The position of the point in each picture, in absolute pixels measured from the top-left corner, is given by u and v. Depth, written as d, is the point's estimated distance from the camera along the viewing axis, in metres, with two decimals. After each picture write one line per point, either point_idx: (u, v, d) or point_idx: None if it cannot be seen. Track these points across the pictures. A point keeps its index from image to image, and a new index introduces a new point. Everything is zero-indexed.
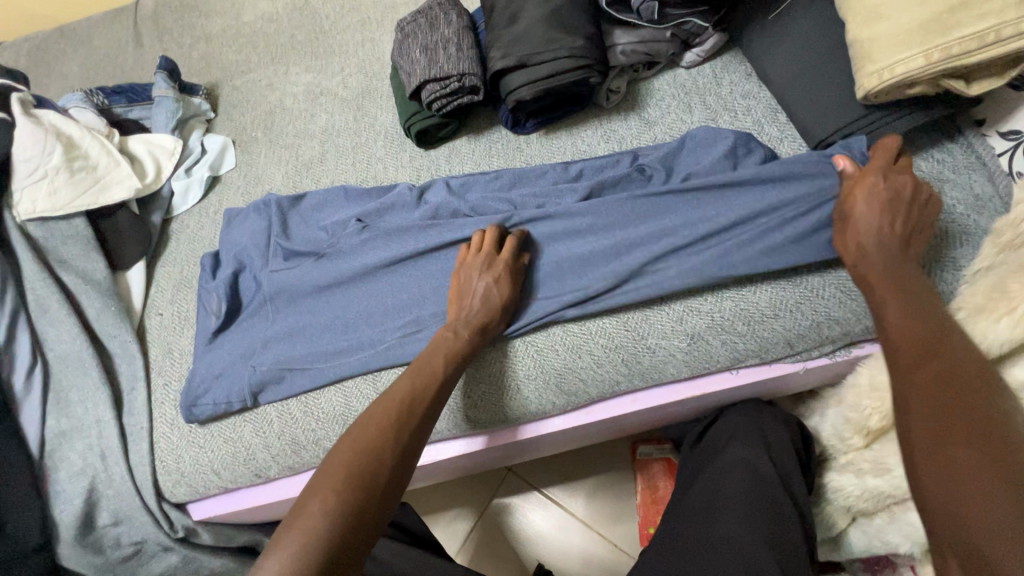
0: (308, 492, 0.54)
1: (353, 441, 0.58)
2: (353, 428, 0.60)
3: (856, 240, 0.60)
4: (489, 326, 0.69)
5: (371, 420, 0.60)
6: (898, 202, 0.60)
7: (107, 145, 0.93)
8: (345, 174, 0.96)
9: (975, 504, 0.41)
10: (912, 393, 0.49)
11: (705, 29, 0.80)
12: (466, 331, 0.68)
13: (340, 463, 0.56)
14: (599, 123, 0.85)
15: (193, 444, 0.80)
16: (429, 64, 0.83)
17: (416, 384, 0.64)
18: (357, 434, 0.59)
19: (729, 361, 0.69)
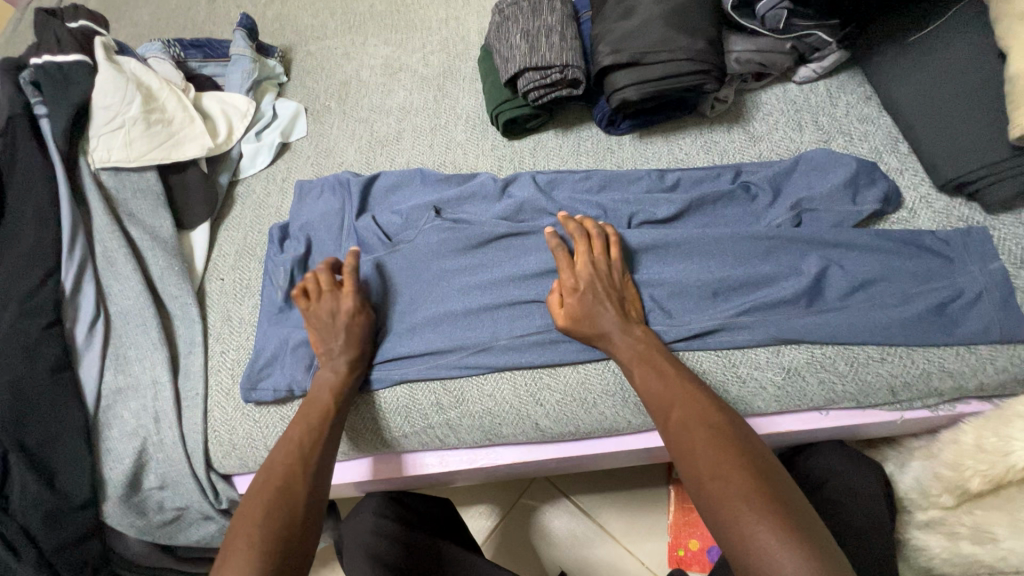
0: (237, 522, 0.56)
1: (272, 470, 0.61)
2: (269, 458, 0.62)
3: (595, 322, 0.64)
4: (352, 340, 0.70)
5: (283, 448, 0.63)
6: (606, 283, 0.66)
7: (184, 100, 0.91)
8: (421, 156, 0.93)
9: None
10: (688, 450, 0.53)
11: (829, 44, 0.75)
12: (344, 367, 0.69)
13: (249, 508, 0.57)
14: (700, 132, 0.81)
15: (249, 417, 0.78)
16: (530, 50, 0.79)
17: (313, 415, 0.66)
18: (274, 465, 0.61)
19: (824, 402, 0.65)
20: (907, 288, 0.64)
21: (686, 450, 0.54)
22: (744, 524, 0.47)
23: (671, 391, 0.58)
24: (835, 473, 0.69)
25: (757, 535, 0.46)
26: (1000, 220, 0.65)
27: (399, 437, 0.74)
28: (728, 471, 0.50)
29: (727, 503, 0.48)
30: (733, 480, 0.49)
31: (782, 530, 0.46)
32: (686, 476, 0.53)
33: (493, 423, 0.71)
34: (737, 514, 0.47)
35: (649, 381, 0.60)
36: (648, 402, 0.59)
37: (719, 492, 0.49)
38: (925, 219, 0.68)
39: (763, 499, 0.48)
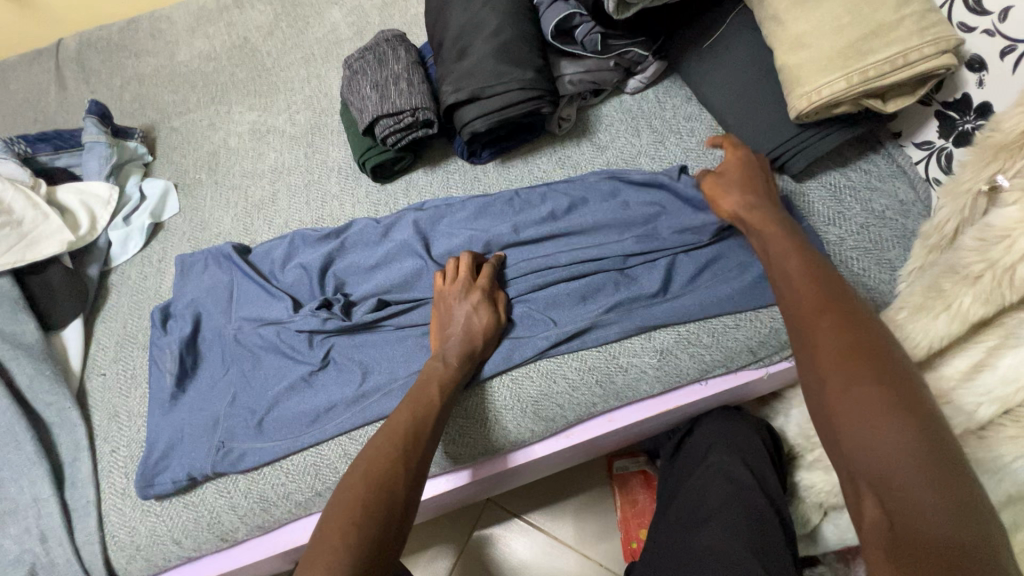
0: (324, 527, 0.52)
1: (363, 469, 0.57)
2: (362, 457, 0.59)
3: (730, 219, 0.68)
4: (476, 334, 0.70)
5: (381, 448, 0.59)
6: (481, 288, 0.72)
7: (34, 198, 0.88)
8: (300, 213, 0.93)
9: (900, 505, 0.39)
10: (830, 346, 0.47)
11: (646, 58, 0.84)
12: (455, 360, 0.68)
13: (350, 492, 0.55)
14: (554, 150, 0.87)
15: (147, 515, 0.74)
16: (381, 99, 0.82)
17: (418, 409, 0.63)
18: (368, 463, 0.58)
19: (699, 373, 0.71)
20: (741, 261, 0.72)
21: (832, 345, 0.47)
22: (882, 434, 0.41)
23: (819, 295, 0.51)
24: (722, 438, 0.79)
25: (892, 446, 0.40)
26: (807, 186, 0.75)
27: (312, 497, 0.72)
28: (864, 376, 0.44)
29: (870, 411, 0.42)
30: (883, 389, 0.42)
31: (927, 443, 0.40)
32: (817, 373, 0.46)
33: None
34: (874, 423, 0.41)
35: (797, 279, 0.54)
36: (795, 301, 0.52)
37: (859, 397, 0.43)
38: None
39: (917, 409, 0.41)
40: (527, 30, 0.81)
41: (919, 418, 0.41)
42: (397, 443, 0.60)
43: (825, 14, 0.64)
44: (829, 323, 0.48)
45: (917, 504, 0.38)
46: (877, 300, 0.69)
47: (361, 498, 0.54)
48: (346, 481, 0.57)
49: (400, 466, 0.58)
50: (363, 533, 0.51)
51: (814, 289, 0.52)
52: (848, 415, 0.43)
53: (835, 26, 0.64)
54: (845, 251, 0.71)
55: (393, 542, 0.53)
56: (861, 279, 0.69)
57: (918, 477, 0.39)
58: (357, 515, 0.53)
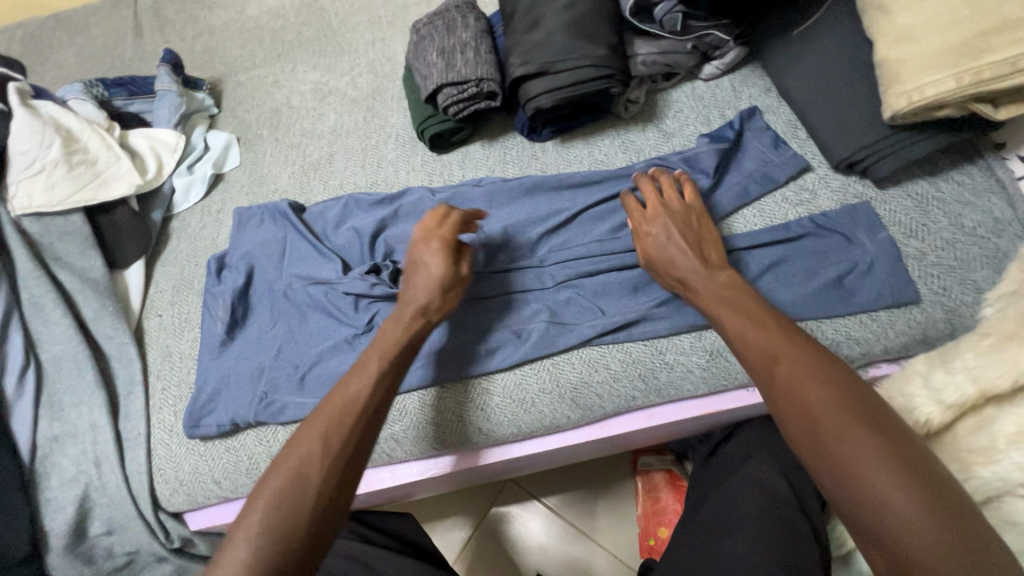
0: (238, 517, 0.50)
1: (297, 450, 0.53)
2: (313, 436, 0.54)
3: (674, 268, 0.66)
4: (433, 281, 0.68)
5: (323, 432, 0.54)
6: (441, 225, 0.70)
7: (107, 139, 0.91)
8: (354, 176, 0.94)
9: (899, 548, 0.42)
10: (799, 398, 0.50)
11: (726, 42, 0.80)
12: (434, 300, 0.67)
13: (275, 480, 0.52)
14: (617, 133, 0.84)
15: (191, 452, 0.77)
16: (446, 67, 0.81)
17: (374, 393, 0.58)
18: (314, 446, 0.53)
19: (746, 378, 0.69)
20: (804, 266, 0.69)
21: (801, 402, 0.50)
22: (870, 484, 0.44)
23: (778, 342, 0.54)
24: (761, 446, 0.76)
25: (887, 491, 0.43)
26: (890, 194, 0.70)
27: None
28: (836, 422, 0.47)
29: (848, 459, 0.45)
30: (861, 434, 0.46)
31: (907, 479, 0.43)
32: (799, 433, 0.49)
33: (437, 433, 0.72)
34: (862, 471, 0.45)
35: (743, 334, 0.57)
36: (748, 355, 0.56)
37: (843, 446, 0.46)
38: (825, 198, 0.72)
39: (897, 446, 0.45)
40: (604, 5, 0.78)
41: (903, 453, 0.45)
42: (320, 425, 0.55)
43: (940, 4, 0.59)
44: (794, 372, 0.51)
45: (914, 549, 0.41)
46: (955, 322, 0.64)
47: (330, 486, 0.51)
48: (275, 464, 0.53)
49: (336, 455, 0.53)
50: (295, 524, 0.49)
51: (765, 338, 0.55)
52: (828, 467, 0.46)
53: (950, 18, 0.58)
54: (925, 267, 0.66)
55: (338, 523, 0.52)
56: (939, 299, 0.64)
57: (916, 518, 0.42)
58: (259, 508, 0.50)
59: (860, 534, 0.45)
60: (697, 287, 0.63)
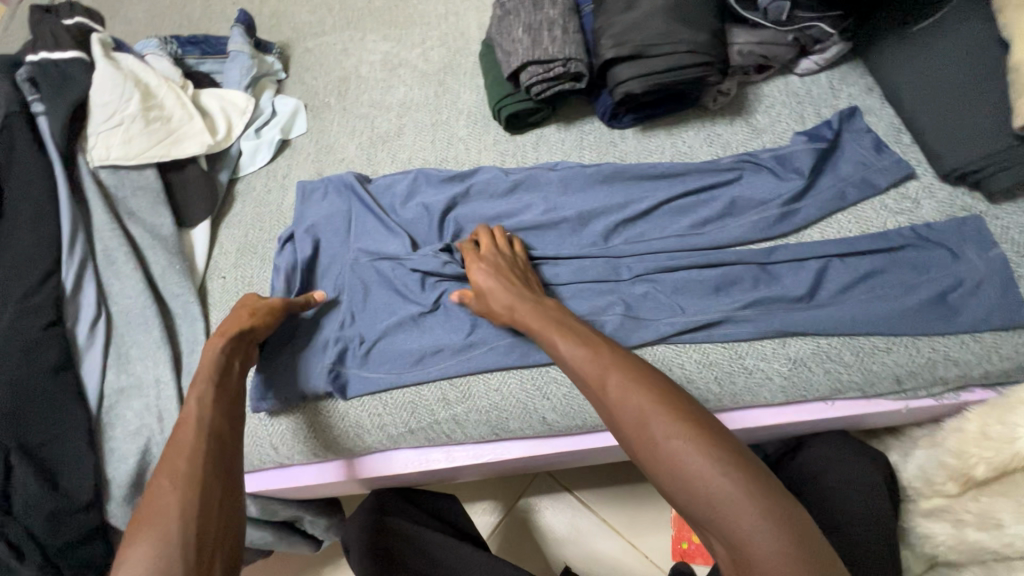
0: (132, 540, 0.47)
1: (176, 473, 0.51)
2: (182, 459, 0.53)
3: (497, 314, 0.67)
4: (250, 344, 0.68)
5: (196, 456, 0.53)
6: (507, 264, 0.70)
7: (183, 97, 0.91)
8: (423, 151, 0.92)
9: (743, 544, 0.41)
10: (625, 407, 0.49)
11: (830, 36, 0.76)
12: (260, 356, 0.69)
13: (161, 512, 0.49)
14: (702, 125, 0.81)
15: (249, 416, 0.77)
16: (532, 44, 0.78)
17: (225, 417, 0.58)
18: (184, 467, 0.52)
19: (829, 392, 0.65)
20: (901, 279, 0.65)
21: (633, 412, 0.49)
22: (709, 486, 0.43)
23: (595, 366, 0.54)
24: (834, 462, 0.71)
25: (721, 494, 0.42)
26: (1003, 209, 0.66)
27: (404, 433, 0.74)
28: (668, 427, 0.47)
29: (676, 460, 0.45)
30: (684, 434, 0.46)
31: (735, 468, 0.43)
32: (632, 444, 0.48)
33: (500, 418, 0.71)
34: (702, 475, 0.44)
35: (574, 354, 0.56)
36: (583, 378, 0.54)
37: (669, 447, 0.46)
38: (928, 208, 0.68)
39: (713, 439, 0.46)
40: None
41: (712, 449, 0.45)
42: (182, 450, 0.53)
43: None
44: (616, 381, 0.51)
45: (757, 541, 0.40)
46: None
47: (161, 515, 0.49)
48: (163, 488, 0.50)
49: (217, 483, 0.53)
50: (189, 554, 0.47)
51: (590, 358, 0.55)
52: (671, 475, 0.45)
53: None
54: None
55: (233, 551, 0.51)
56: None
57: (749, 520, 0.41)
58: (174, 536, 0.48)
59: (710, 532, 0.44)
60: (526, 310, 0.63)
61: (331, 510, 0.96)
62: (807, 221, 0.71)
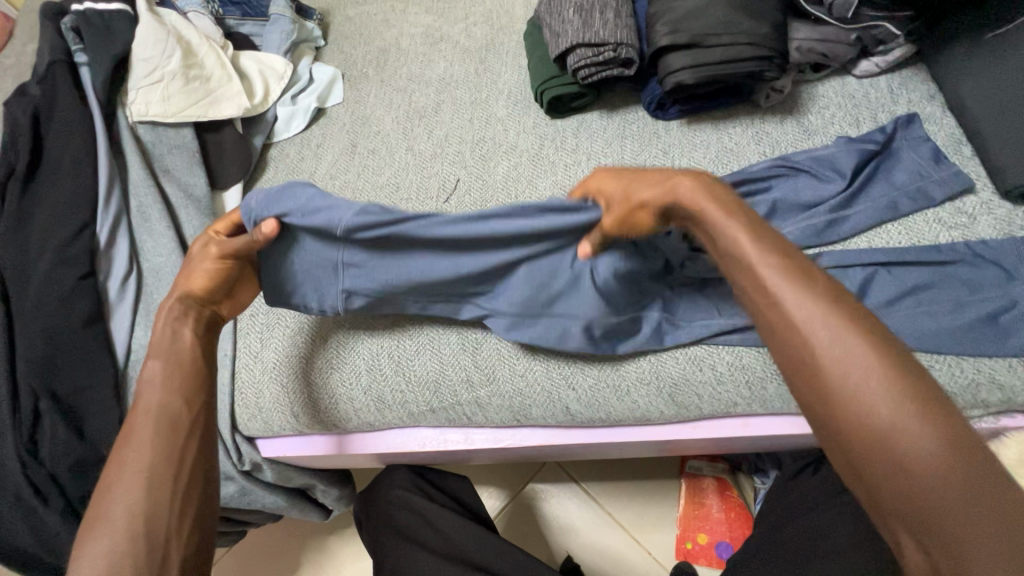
0: (84, 535, 0.46)
1: (127, 467, 0.48)
2: (131, 452, 0.49)
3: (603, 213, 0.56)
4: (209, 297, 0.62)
5: (144, 440, 0.50)
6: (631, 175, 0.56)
7: (223, 58, 0.89)
8: (461, 129, 0.90)
9: (962, 559, 0.32)
10: (836, 362, 0.37)
11: (894, 37, 0.72)
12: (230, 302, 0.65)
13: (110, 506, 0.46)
14: (751, 121, 0.78)
15: (270, 374, 0.77)
16: (583, 26, 0.76)
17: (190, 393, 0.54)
18: (133, 460, 0.49)
19: None
20: (951, 295, 0.63)
21: (847, 375, 0.37)
22: (947, 492, 0.33)
23: (797, 300, 0.40)
24: None
25: (958, 509, 0.33)
26: None
27: (426, 411, 0.73)
28: (887, 387, 0.35)
29: (872, 415, 0.35)
30: (903, 403, 0.35)
31: (966, 459, 0.33)
32: (825, 408, 0.37)
33: (523, 404, 0.71)
34: (935, 471, 0.33)
35: (742, 260, 0.43)
36: (752, 291, 0.42)
37: (893, 419, 0.35)
38: (985, 225, 0.66)
39: (966, 444, 0.34)
40: None
41: (965, 454, 0.34)
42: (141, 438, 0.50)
43: None
44: (831, 336, 0.38)
45: (977, 552, 0.32)
46: None
47: (112, 513, 0.46)
48: (111, 486, 0.48)
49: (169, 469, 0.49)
50: (139, 546, 0.44)
51: (779, 274, 0.41)
52: (868, 437, 0.35)
53: None
54: None
55: (201, 532, 0.48)
56: None
57: (988, 538, 0.32)
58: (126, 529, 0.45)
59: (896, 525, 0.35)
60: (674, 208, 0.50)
61: (343, 482, 0.97)
62: (856, 229, 0.68)
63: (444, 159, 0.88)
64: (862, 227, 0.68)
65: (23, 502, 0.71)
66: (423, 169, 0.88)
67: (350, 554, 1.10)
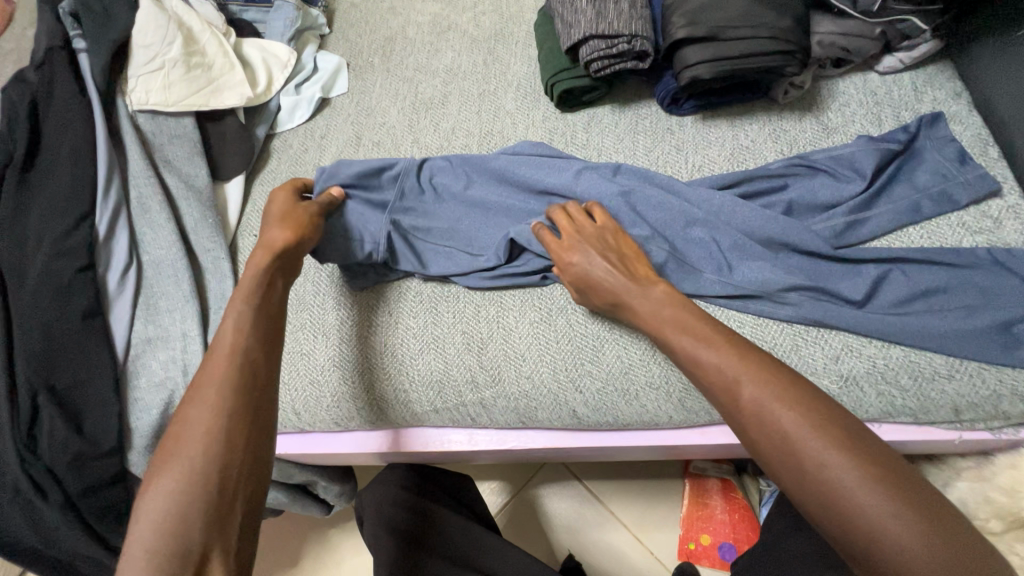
0: (158, 465, 0.46)
1: (203, 402, 0.48)
2: (209, 385, 0.49)
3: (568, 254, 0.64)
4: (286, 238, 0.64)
5: (218, 380, 0.49)
6: (597, 238, 0.65)
7: (225, 45, 0.87)
8: (468, 121, 0.88)
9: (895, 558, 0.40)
10: (767, 407, 0.47)
11: (921, 32, 0.70)
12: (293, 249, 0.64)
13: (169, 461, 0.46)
14: (768, 118, 0.76)
15: (297, 369, 0.75)
16: (596, 17, 0.73)
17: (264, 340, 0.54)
18: (211, 396, 0.48)
19: (879, 415, 0.62)
20: (972, 301, 0.61)
21: (768, 420, 0.47)
22: (866, 504, 0.41)
23: (726, 361, 0.51)
24: None
25: (879, 517, 0.41)
26: None
27: (429, 411, 0.72)
28: (818, 442, 0.44)
29: (812, 468, 0.44)
30: (835, 451, 0.43)
31: (883, 480, 0.42)
32: (766, 449, 0.47)
33: (528, 406, 0.69)
34: (854, 487, 0.42)
35: (694, 354, 0.53)
36: (705, 381, 0.52)
37: (815, 450, 0.44)
38: (1011, 230, 0.63)
39: (870, 457, 0.43)
40: None
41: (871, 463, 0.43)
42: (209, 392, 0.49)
43: None
44: (752, 387, 0.48)
45: (912, 560, 0.39)
46: None
47: (189, 445, 0.46)
48: (188, 417, 0.47)
49: (244, 417, 0.48)
50: (207, 499, 0.44)
51: (723, 360, 0.51)
52: (813, 490, 0.43)
53: None
54: None
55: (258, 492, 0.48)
56: None
57: (906, 537, 0.40)
58: (192, 474, 0.45)
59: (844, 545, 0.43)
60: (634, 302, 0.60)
61: (344, 478, 0.96)
62: (872, 233, 0.66)
63: (451, 152, 0.86)
64: (883, 231, 0.66)
65: (21, 496, 0.70)
66: None
67: (351, 548, 1.10)
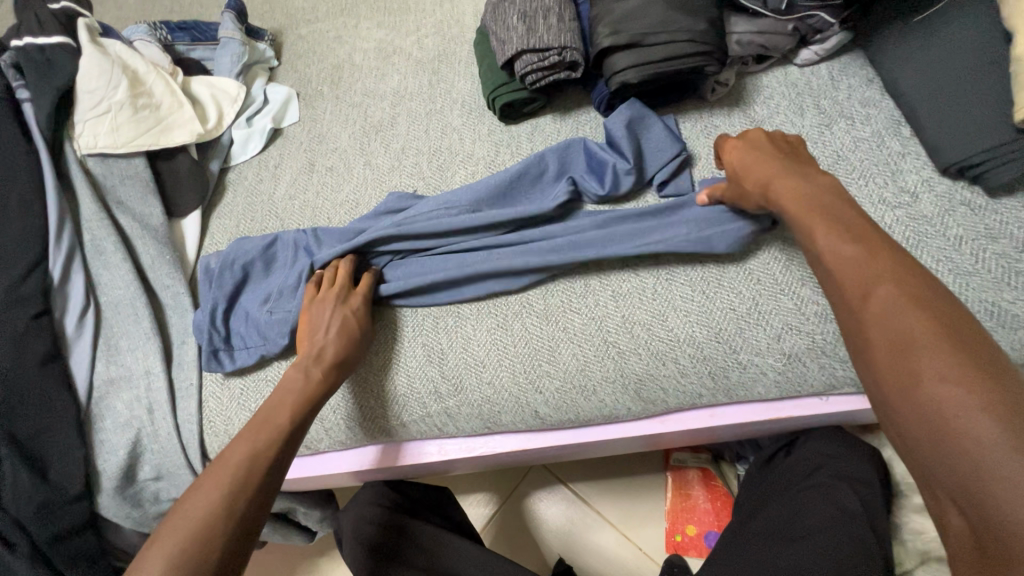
0: (162, 532, 0.51)
1: (212, 488, 0.53)
2: (220, 471, 0.55)
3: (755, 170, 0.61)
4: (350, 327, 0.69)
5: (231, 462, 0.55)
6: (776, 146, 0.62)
7: (172, 84, 0.89)
8: (417, 141, 0.91)
9: (953, 433, 0.37)
10: (884, 288, 0.44)
11: (831, 26, 0.74)
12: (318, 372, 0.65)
13: (154, 532, 0.52)
14: (700, 116, 0.80)
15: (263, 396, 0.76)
16: (527, 32, 0.76)
17: (286, 427, 0.60)
18: (214, 479, 0.54)
19: (823, 387, 0.66)
20: None
21: (865, 295, 0.45)
22: (952, 392, 0.38)
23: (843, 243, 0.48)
24: (827, 458, 0.74)
25: (959, 401, 0.37)
26: (1003, 204, 0.65)
27: (397, 425, 0.73)
28: (962, 368, 0.38)
29: (927, 378, 0.39)
30: (962, 382, 0.38)
31: (974, 370, 0.38)
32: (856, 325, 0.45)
33: (492, 411, 0.71)
34: (950, 375, 0.38)
35: (836, 251, 0.48)
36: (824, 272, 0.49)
37: (901, 321, 0.42)
38: (927, 202, 0.67)
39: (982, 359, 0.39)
40: None
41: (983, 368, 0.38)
42: (217, 485, 0.53)
43: None
44: (873, 266, 0.46)
45: (983, 447, 0.35)
46: None
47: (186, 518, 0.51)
48: (194, 499, 0.52)
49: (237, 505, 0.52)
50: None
51: (861, 265, 0.46)
52: (906, 397, 0.40)
53: None
54: None
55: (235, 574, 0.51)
56: None
57: (979, 423, 0.36)
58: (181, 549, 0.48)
59: (913, 431, 0.40)
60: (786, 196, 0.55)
61: (325, 502, 0.96)
62: None
63: (402, 172, 0.89)
64: None
65: None
66: (382, 183, 0.88)
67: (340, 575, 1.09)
